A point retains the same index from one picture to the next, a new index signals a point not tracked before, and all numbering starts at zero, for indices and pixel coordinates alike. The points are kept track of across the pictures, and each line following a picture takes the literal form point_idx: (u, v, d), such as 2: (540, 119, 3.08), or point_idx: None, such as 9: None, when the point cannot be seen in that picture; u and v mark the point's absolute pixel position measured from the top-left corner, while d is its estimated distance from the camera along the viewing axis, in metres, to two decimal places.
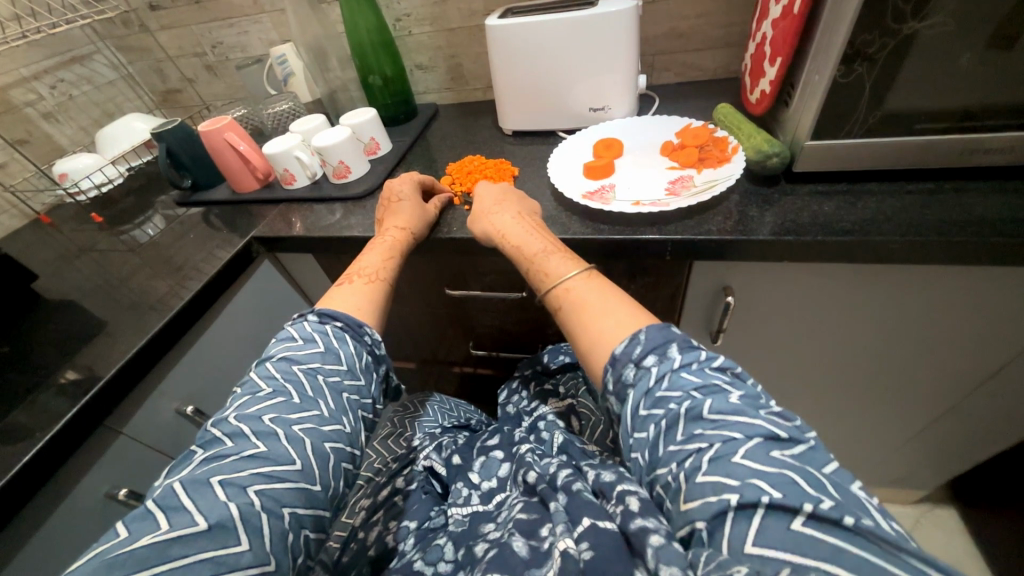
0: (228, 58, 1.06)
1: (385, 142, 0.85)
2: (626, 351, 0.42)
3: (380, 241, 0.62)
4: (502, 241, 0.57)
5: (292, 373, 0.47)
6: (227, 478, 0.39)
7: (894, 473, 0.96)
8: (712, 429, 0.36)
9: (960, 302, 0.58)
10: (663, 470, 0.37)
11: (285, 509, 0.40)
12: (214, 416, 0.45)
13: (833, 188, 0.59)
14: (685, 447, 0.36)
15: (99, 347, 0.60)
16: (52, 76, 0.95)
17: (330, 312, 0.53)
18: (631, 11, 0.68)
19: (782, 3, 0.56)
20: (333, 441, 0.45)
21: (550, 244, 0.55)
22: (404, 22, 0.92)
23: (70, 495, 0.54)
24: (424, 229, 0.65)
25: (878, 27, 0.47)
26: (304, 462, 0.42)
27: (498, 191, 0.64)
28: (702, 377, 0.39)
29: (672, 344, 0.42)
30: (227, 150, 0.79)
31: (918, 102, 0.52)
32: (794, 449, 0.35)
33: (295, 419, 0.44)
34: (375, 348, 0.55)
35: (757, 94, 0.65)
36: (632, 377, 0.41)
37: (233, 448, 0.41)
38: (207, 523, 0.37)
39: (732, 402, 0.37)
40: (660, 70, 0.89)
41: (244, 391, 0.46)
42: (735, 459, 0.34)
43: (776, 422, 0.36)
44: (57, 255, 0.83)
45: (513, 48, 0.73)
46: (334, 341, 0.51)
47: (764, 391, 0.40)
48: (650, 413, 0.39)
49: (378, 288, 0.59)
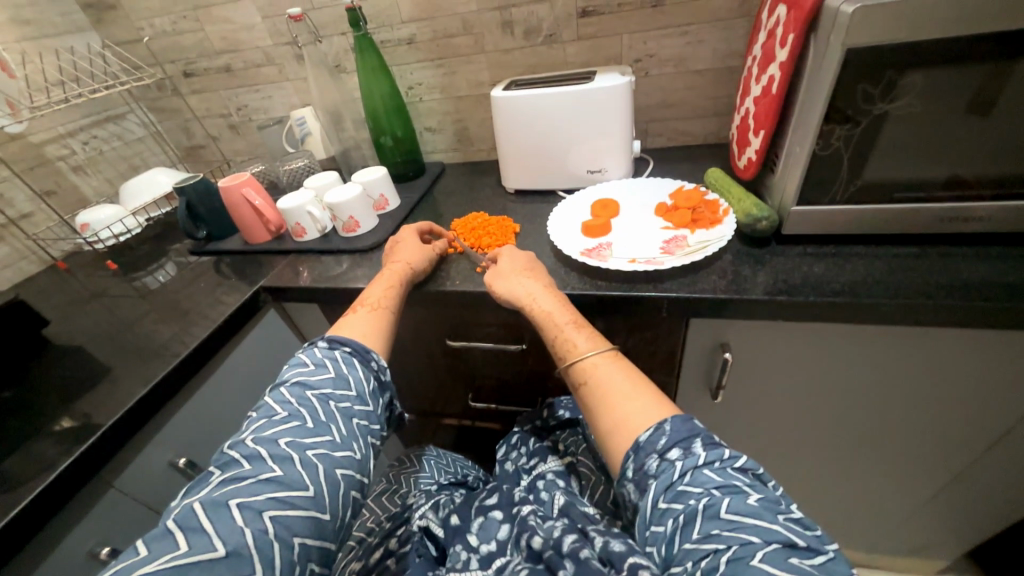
0: (251, 119, 1.14)
1: (394, 198, 0.89)
2: (650, 441, 0.42)
3: (387, 272, 0.65)
4: (529, 308, 0.58)
5: (306, 399, 0.48)
6: (243, 501, 0.40)
7: (909, 542, 0.91)
8: (729, 530, 0.36)
9: (957, 363, 0.58)
10: (678, 568, 0.36)
11: (296, 539, 0.41)
12: (231, 438, 0.45)
13: (821, 250, 0.61)
14: (701, 546, 0.36)
15: (100, 395, 0.60)
16: (86, 133, 1.02)
17: (339, 339, 0.55)
18: (625, 86, 0.74)
19: (761, 83, 0.62)
20: (344, 468, 0.46)
21: (576, 319, 0.56)
22: (416, 90, 1.00)
23: (51, 553, 0.52)
24: (425, 263, 0.68)
25: (851, 107, 0.52)
26: (316, 490, 0.43)
27: (524, 257, 0.65)
28: (723, 476, 0.39)
29: (697, 439, 0.42)
30: (243, 204, 0.83)
31: (895, 172, 0.55)
32: (814, 558, 0.34)
33: (309, 444, 0.45)
34: (381, 374, 0.55)
35: (744, 161, 0.69)
36: (654, 467, 0.41)
37: (249, 472, 0.42)
38: (224, 550, 0.38)
39: (749, 503, 0.37)
40: (653, 135, 0.95)
41: (260, 415, 0.47)
42: (753, 562, 0.33)
43: (795, 528, 0.36)
44: (68, 301, 0.85)
45: (517, 116, 0.79)
46: (344, 367, 0.52)
47: (784, 496, 0.40)
48: (669, 507, 0.39)
49: (384, 316, 0.60)
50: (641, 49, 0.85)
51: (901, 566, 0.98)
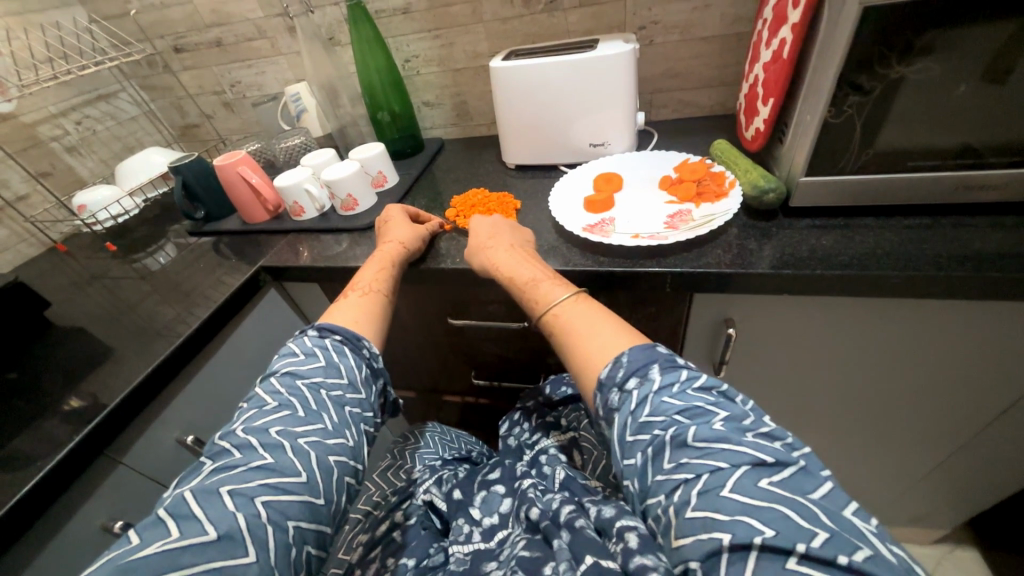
0: (245, 95, 1.11)
1: (392, 175, 0.87)
2: (610, 376, 0.44)
3: (378, 254, 0.65)
4: (496, 272, 0.60)
5: (296, 388, 0.48)
6: (235, 488, 0.41)
7: (907, 512, 0.92)
8: (698, 457, 0.37)
9: (964, 335, 0.57)
10: (654, 501, 0.38)
11: (290, 523, 0.41)
12: (222, 429, 0.46)
13: (829, 222, 0.59)
14: (673, 477, 0.37)
15: (105, 375, 0.61)
16: (78, 113, 1.00)
17: (328, 327, 0.55)
18: (629, 53, 0.71)
19: (771, 48, 0.59)
20: (337, 455, 0.47)
21: (541, 273, 0.58)
22: (412, 62, 0.97)
23: (65, 528, 0.54)
24: (418, 242, 0.67)
25: (867, 72, 0.49)
26: (308, 475, 0.44)
27: (491, 224, 0.67)
28: (683, 400, 0.41)
29: (653, 364, 0.43)
30: (239, 183, 0.82)
31: (909, 140, 0.53)
32: (781, 473, 0.36)
33: (300, 432, 0.46)
34: (373, 362, 0.56)
35: (751, 131, 0.67)
36: (616, 400, 0.43)
37: (240, 460, 0.42)
38: (217, 534, 0.38)
39: (715, 428, 0.38)
40: (658, 107, 0.92)
41: (250, 406, 0.48)
42: (723, 493, 0.35)
43: (762, 445, 0.37)
44: (70, 283, 0.85)
45: (517, 88, 0.77)
46: (334, 355, 0.52)
47: (752, 411, 0.41)
48: (636, 439, 0.41)
49: (376, 299, 0.60)
50: (646, 15, 0.81)
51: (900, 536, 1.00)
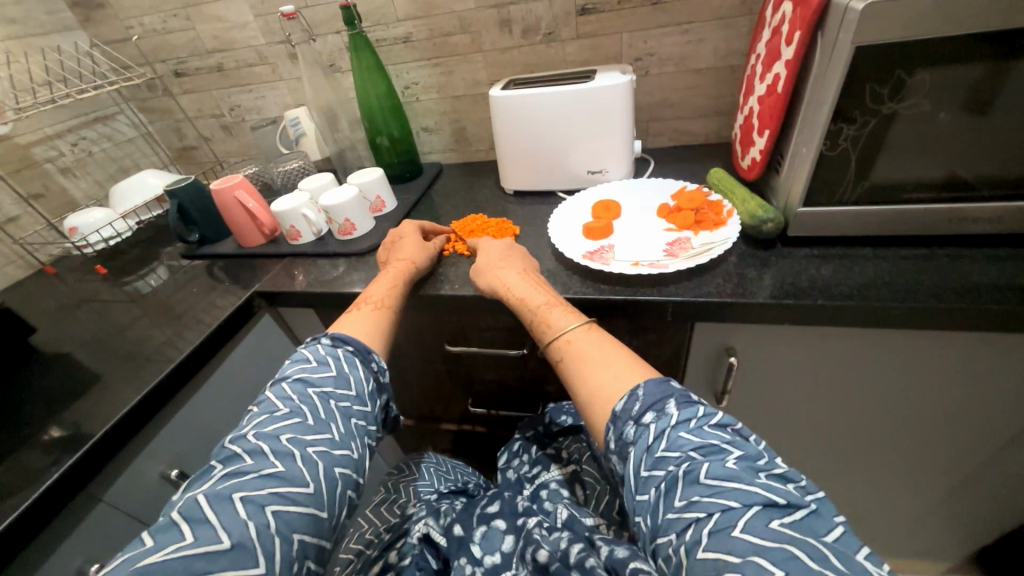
0: (244, 119, 1.12)
1: (390, 199, 0.87)
2: (626, 409, 0.44)
3: (388, 271, 0.64)
4: (506, 293, 0.59)
5: (307, 396, 0.47)
6: (247, 496, 0.39)
7: (913, 544, 0.91)
8: (709, 496, 0.36)
9: (966, 366, 0.57)
10: (664, 540, 0.37)
11: (295, 536, 0.40)
12: (233, 432, 0.44)
13: (827, 252, 0.60)
14: (683, 516, 0.36)
15: (90, 404, 0.59)
16: (74, 134, 1.00)
17: (342, 337, 0.54)
18: (627, 84, 0.72)
19: (765, 81, 0.61)
20: (342, 467, 0.45)
21: (551, 298, 0.57)
22: (412, 89, 0.98)
23: (38, 571, 0.50)
24: (427, 260, 0.67)
25: (858, 107, 0.51)
26: (316, 487, 0.42)
27: (502, 248, 0.67)
28: (700, 436, 0.40)
29: (670, 399, 0.43)
30: (236, 207, 0.81)
31: (903, 172, 0.54)
32: (792, 515, 0.35)
33: (309, 441, 0.44)
34: (380, 376, 0.54)
35: (747, 161, 0.68)
36: (632, 434, 0.42)
37: (252, 466, 0.41)
38: (229, 543, 0.36)
39: (728, 467, 0.38)
40: (654, 135, 0.94)
41: (261, 410, 0.46)
42: (735, 533, 0.34)
43: (774, 487, 0.36)
44: (57, 306, 0.83)
45: (516, 115, 0.78)
46: (345, 365, 0.51)
47: (766, 451, 0.40)
48: (650, 475, 0.40)
49: (387, 314, 0.59)
50: (641, 48, 0.83)
51: (906, 568, 0.98)
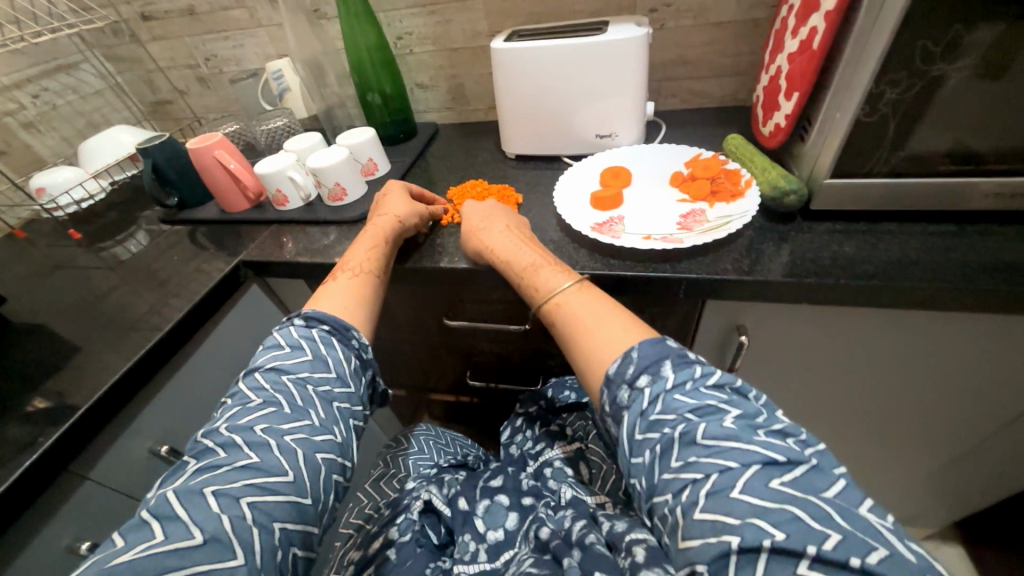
0: (221, 71, 1.03)
1: (384, 163, 0.82)
2: (620, 372, 0.41)
3: (371, 228, 0.60)
4: (493, 258, 0.56)
5: (281, 383, 0.44)
6: (220, 489, 0.37)
7: (899, 512, 0.93)
8: (707, 457, 0.34)
9: (981, 346, 0.56)
10: (660, 500, 0.35)
11: (276, 524, 0.38)
12: (205, 427, 0.42)
13: (851, 227, 0.56)
14: (679, 477, 0.35)
15: (68, 377, 0.56)
16: (35, 84, 0.91)
17: (316, 315, 0.50)
18: (643, 37, 0.66)
19: (798, 37, 0.55)
20: (325, 452, 0.43)
21: (540, 259, 0.54)
22: (405, 40, 0.90)
23: (26, 550, 0.49)
24: (415, 218, 0.63)
25: (907, 68, 0.46)
26: (296, 474, 0.40)
27: (484, 209, 0.63)
28: (696, 398, 0.38)
29: (666, 360, 0.40)
30: (217, 168, 0.75)
31: (943, 142, 0.50)
32: (792, 472, 0.33)
33: (286, 429, 0.42)
34: (363, 352, 0.51)
35: (770, 127, 0.63)
36: (626, 398, 0.40)
37: (225, 459, 0.39)
38: (202, 537, 0.35)
39: (726, 426, 0.35)
40: (666, 96, 0.87)
41: (234, 403, 0.44)
42: (734, 494, 0.32)
43: (773, 444, 0.35)
44: (30, 273, 0.78)
45: (520, 72, 0.71)
46: (321, 347, 0.48)
47: (765, 408, 0.38)
48: (645, 437, 0.38)
49: (368, 280, 0.56)
50: None
51: None
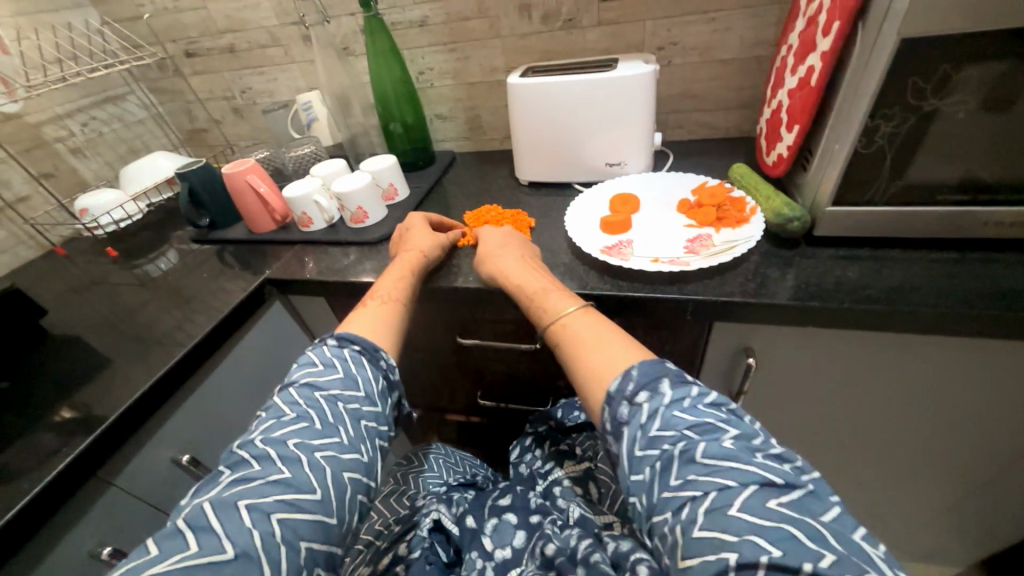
0: (255, 102, 1.10)
1: (403, 188, 0.86)
2: (620, 388, 0.42)
3: (398, 261, 0.63)
4: (503, 281, 0.58)
5: (314, 400, 0.46)
6: (253, 503, 0.39)
7: (921, 548, 0.90)
8: (705, 475, 0.36)
9: (994, 374, 0.56)
10: (659, 518, 0.36)
11: (302, 543, 0.39)
12: (240, 438, 0.44)
13: (856, 253, 0.58)
14: (680, 494, 0.36)
15: (102, 387, 0.59)
16: (85, 114, 0.99)
17: (348, 336, 0.53)
18: (650, 74, 0.70)
19: (798, 74, 0.58)
20: (351, 471, 0.44)
21: (547, 284, 0.56)
22: (427, 75, 0.96)
23: (51, 554, 0.51)
24: (438, 252, 0.66)
25: (900, 103, 0.48)
26: (323, 493, 0.42)
27: (501, 235, 0.66)
28: (695, 415, 0.39)
29: (664, 379, 0.42)
30: (248, 192, 0.81)
31: (940, 172, 0.52)
32: (791, 495, 0.34)
33: (317, 446, 0.44)
34: (389, 373, 0.53)
35: (773, 157, 0.66)
36: (626, 414, 0.41)
37: (259, 472, 0.41)
38: (233, 552, 0.36)
39: (725, 446, 0.37)
40: (673, 127, 0.91)
41: (268, 415, 0.46)
42: (731, 511, 0.33)
43: (771, 466, 0.36)
44: (69, 288, 0.83)
45: (534, 105, 0.76)
46: (352, 366, 0.50)
47: (762, 429, 0.39)
48: (645, 455, 0.39)
49: (397, 308, 0.58)
50: (665, 36, 0.81)
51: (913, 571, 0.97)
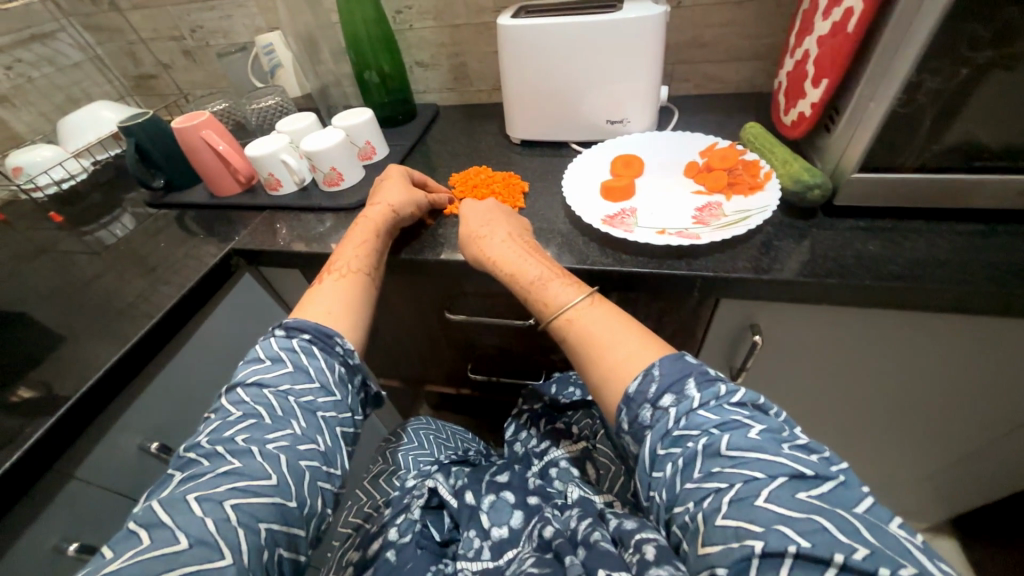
0: (208, 44, 0.97)
1: (382, 146, 0.77)
2: (641, 390, 0.39)
3: (362, 223, 0.57)
4: (495, 268, 0.52)
5: (263, 397, 0.42)
6: (203, 494, 0.36)
7: (898, 506, 0.93)
8: (731, 467, 0.34)
9: (1006, 351, 0.54)
10: (681, 510, 0.34)
11: (261, 525, 0.36)
12: (187, 441, 0.40)
13: (877, 224, 0.54)
14: (703, 487, 0.34)
15: (50, 370, 0.53)
16: (6, 55, 0.86)
17: (295, 324, 0.47)
18: (660, 16, 0.62)
19: (831, 19, 0.51)
20: (309, 460, 0.41)
21: (550, 269, 0.51)
22: (404, 14, 0.85)
23: (9, 552, 0.47)
24: (410, 209, 0.59)
25: (951, 55, 0.43)
26: (280, 478, 0.38)
27: (485, 208, 0.59)
28: (721, 414, 0.36)
29: (689, 379, 0.39)
30: (204, 150, 0.71)
31: (985, 136, 0.47)
32: (820, 488, 0.32)
33: (270, 437, 0.40)
34: (348, 359, 0.47)
35: (792, 115, 0.60)
36: (648, 417, 0.38)
37: (207, 467, 0.38)
38: (188, 542, 0.34)
39: (752, 438, 0.35)
40: (679, 80, 0.83)
41: (215, 415, 0.41)
42: (758, 502, 0.31)
43: (799, 458, 0.34)
44: (9, 257, 0.74)
45: (528, 51, 0.67)
46: (302, 358, 0.45)
47: (788, 424, 0.37)
48: (668, 453, 0.37)
49: (358, 281, 0.53)
50: None
51: None
